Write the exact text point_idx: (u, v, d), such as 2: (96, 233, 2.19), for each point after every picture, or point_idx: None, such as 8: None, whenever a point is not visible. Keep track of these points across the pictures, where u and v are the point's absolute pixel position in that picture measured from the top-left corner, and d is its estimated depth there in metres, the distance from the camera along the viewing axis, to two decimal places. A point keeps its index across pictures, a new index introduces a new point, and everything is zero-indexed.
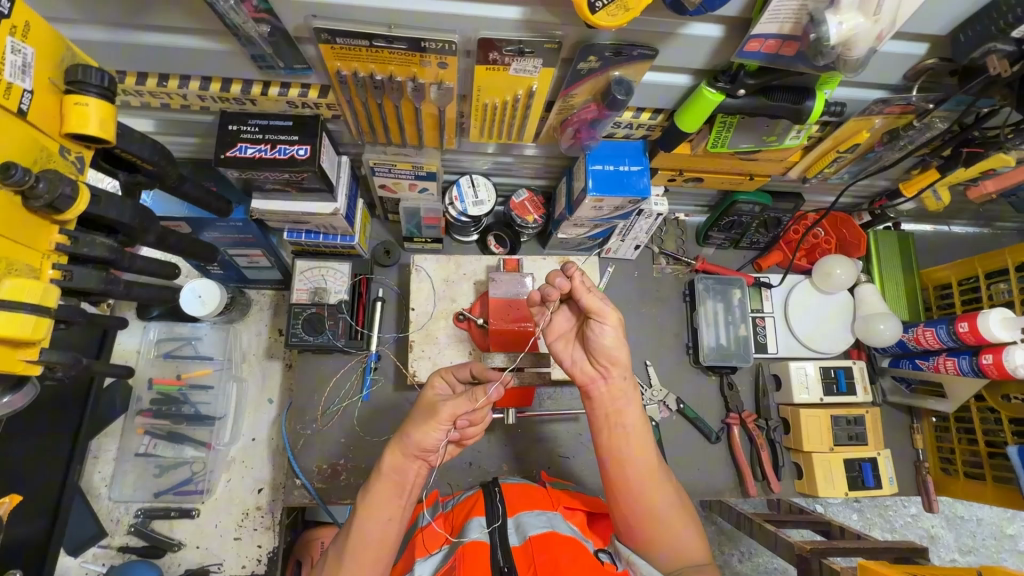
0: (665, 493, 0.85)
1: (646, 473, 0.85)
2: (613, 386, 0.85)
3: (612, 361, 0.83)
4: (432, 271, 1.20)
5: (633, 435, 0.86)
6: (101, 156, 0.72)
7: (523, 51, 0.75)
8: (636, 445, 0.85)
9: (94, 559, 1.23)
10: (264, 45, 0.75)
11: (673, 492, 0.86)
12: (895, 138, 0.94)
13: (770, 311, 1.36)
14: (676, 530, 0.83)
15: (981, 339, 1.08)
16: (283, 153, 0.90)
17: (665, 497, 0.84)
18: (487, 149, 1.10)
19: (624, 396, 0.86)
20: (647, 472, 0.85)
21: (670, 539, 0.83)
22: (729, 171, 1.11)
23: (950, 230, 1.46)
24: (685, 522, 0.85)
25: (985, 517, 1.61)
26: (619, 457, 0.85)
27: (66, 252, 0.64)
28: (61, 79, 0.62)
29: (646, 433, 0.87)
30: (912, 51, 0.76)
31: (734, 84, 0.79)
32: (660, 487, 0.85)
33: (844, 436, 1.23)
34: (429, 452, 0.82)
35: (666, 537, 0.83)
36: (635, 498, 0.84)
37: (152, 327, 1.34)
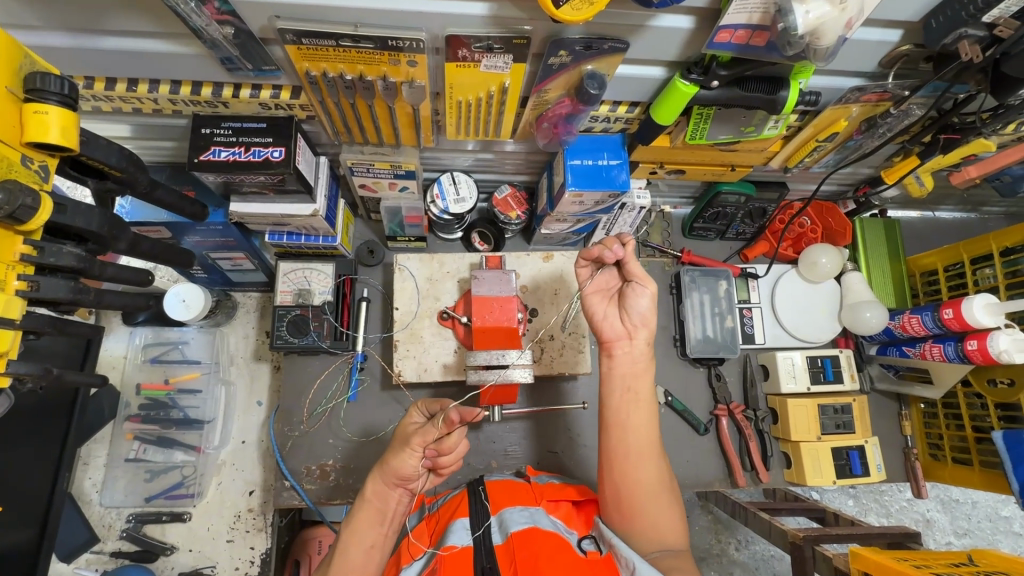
0: (655, 471, 0.86)
1: (644, 446, 0.86)
2: (635, 355, 0.91)
3: (643, 328, 0.90)
4: (416, 270, 1.19)
5: (639, 407, 0.88)
6: (68, 164, 0.71)
7: (493, 48, 0.74)
8: (641, 417, 0.88)
9: (87, 565, 1.24)
10: (231, 47, 0.74)
11: (665, 473, 0.87)
12: (873, 126, 0.94)
13: (757, 302, 1.36)
14: (659, 511, 0.83)
15: (966, 326, 1.07)
16: (257, 155, 0.90)
17: (656, 473, 0.85)
18: (467, 147, 1.09)
19: (644, 365, 0.90)
20: (644, 445, 0.86)
21: (650, 518, 0.83)
22: (711, 162, 1.10)
23: (937, 216, 1.46)
24: (668, 505, 0.85)
25: (979, 500, 1.62)
26: (619, 424, 0.88)
27: (33, 262, 0.63)
28: (19, 87, 0.62)
29: (651, 410, 0.89)
30: (885, 38, 0.75)
31: (707, 76, 0.78)
32: (653, 464, 0.86)
33: (832, 425, 1.23)
34: (408, 480, 0.85)
35: (647, 515, 0.83)
36: (626, 469, 0.85)
37: (139, 332, 1.34)
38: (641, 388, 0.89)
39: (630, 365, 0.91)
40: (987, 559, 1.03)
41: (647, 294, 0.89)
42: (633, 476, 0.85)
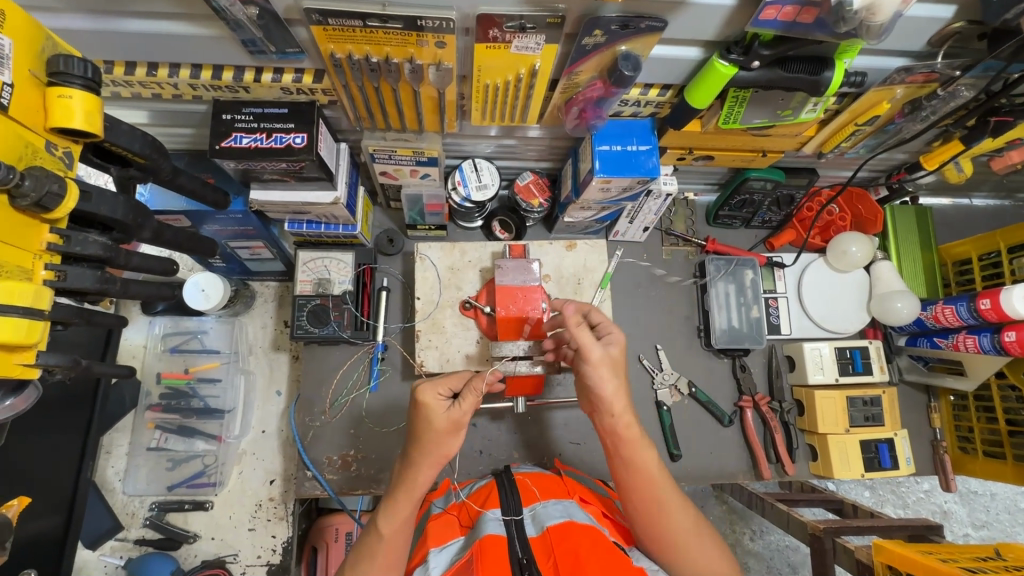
0: (679, 518, 0.82)
1: (653, 503, 0.82)
2: (610, 423, 0.83)
3: (603, 402, 0.82)
4: (437, 259, 1.17)
5: (638, 465, 0.82)
6: (91, 151, 0.70)
7: (525, 27, 0.71)
8: (639, 476, 0.82)
9: (112, 552, 1.24)
10: (254, 29, 0.71)
11: (690, 517, 0.83)
12: (916, 109, 0.91)
13: (782, 292, 1.33)
14: (699, 554, 0.81)
15: (1003, 317, 1.04)
16: (279, 142, 0.87)
17: (682, 518, 0.82)
18: (490, 132, 1.06)
19: (619, 430, 0.82)
20: (654, 502, 0.82)
21: (693, 564, 0.81)
22: (741, 148, 1.06)
23: (970, 203, 1.41)
24: (707, 544, 0.82)
25: (999, 491, 1.59)
26: (626, 481, 0.83)
27: (59, 251, 0.62)
28: (42, 70, 0.60)
29: (648, 463, 0.83)
30: (938, 15, 0.71)
31: (748, 56, 0.75)
32: (674, 514, 0.82)
33: (860, 417, 1.21)
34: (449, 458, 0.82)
35: (689, 561, 0.81)
36: (646, 527, 0.83)
37: (158, 321, 1.33)
38: (629, 451, 0.83)
39: (608, 434, 0.84)
40: (1014, 552, 1.00)
41: (614, 350, 0.82)
42: (659, 534, 0.82)
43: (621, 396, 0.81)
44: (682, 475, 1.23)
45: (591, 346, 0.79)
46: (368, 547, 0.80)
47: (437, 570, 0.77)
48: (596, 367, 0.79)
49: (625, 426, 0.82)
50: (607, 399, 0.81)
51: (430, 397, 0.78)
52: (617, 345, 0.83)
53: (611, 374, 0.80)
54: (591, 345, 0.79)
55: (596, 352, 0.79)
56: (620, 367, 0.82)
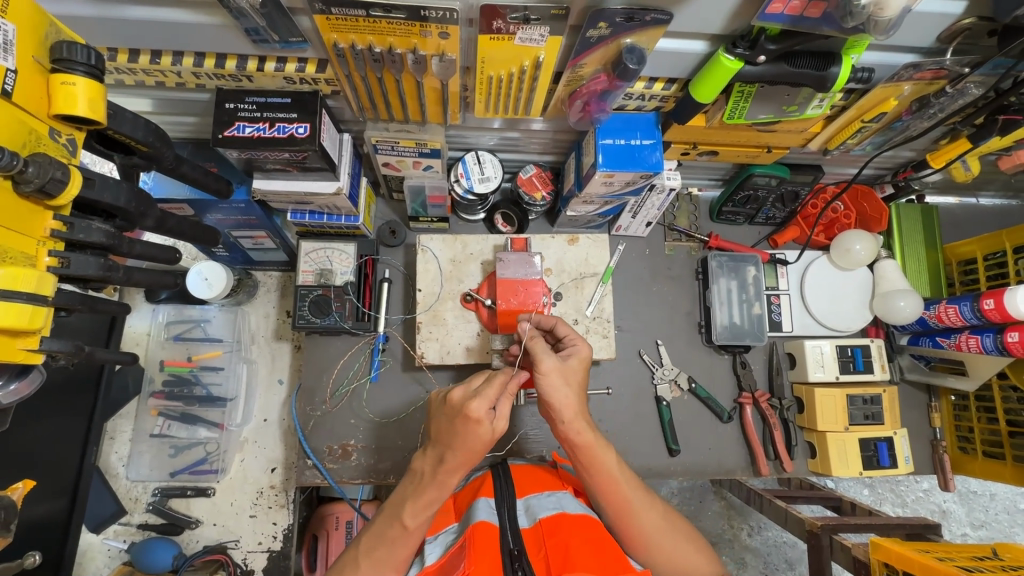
0: (646, 515, 0.83)
1: (618, 504, 0.82)
2: (562, 432, 0.81)
3: (555, 411, 0.80)
4: (439, 251, 1.17)
5: (596, 472, 0.82)
6: (94, 138, 0.70)
7: (530, 19, 0.71)
8: (597, 481, 0.82)
9: (115, 536, 1.26)
10: (258, 17, 0.71)
11: (656, 513, 0.84)
12: (924, 106, 0.90)
13: (785, 289, 1.33)
14: (673, 547, 0.83)
15: (1007, 317, 1.03)
16: (282, 131, 0.87)
17: (649, 516, 0.83)
18: (493, 125, 1.06)
19: (573, 439, 0.81)
20: (619, 503, 0.82)
21: (667, 558, 0.83)
22: (746, 143, 1.05)
23: (977, 202, 1.40)
24: (678, 538, 0.84)
25: (998, 492, 1.58)
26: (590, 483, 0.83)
27: (62, 238, 0.62)
28: (45, 57, 0.60)
29: (607, 468, 0.82)
30: (948, 10, 0.70)
31: (754, 51, 0.74)
32: (640, 512, 0.83)
33: (860, 415, 1.21)
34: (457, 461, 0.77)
35: (662, 555, 0.83)
36: (617, 526, 0.84)
37: (161, 309, 1.34)
38: (586, 459, 0.82)
39: (563, 444, 0.82)
40: (1011, 553, 1.00)
41: (570, 362, 0.84)
42: (629, 532, 0.83)
43: (573, 404, 0.80)
44: (679, 469, 1.24)
45: (544, 355, 0.80)
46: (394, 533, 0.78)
47: (433, 557, 0.79)
48: (546, 376, 0.79)
49: (578, 433, 0.80)
50: (558, 408, 0.79)
51: (478, 410, 0.71)
52: (577, 358, 0.85)
53: (563, 382, 0.81)
54: (541, 354, 0.80)
55: (550, 361, 0.80)
56: (573, 376, 0.82)
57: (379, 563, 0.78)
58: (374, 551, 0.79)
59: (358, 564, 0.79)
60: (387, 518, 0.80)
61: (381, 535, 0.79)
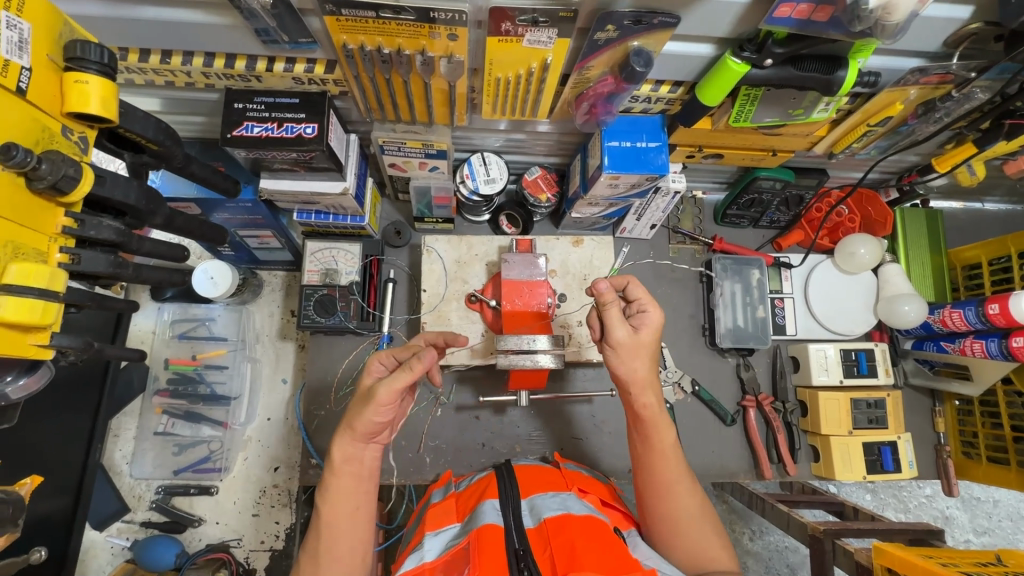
0: (684, 500, 0.85)
1: (657, 483, 0.86)
2: (629, 402, 0.89)
3: (623, 381, 0.88)
4: (444, 252, 1.18)
5: (653, 444, 0.88)
6: (105, 136, 0.70)
7: (538, 21, 0.71)
8: (648, 453, 0.88)
9: (118, 534, 1.26)
10: (269, 18, 0.72)
11: (695, 501, 0.85)
12: (930, 110, 0.90)
13: (789, 292, 1.33)
14: (699, 536, 0.83)
15: (1012, 322, 1.03)
16: (290, 131, 0.88)
17: (684, 502, 0.84)
18: (499, 126, 1.06)
19: (638, 412, 0.88)
20: (661, 480, 0.86)
21: (689, 549, 0.83)
22: (751, 146, 1.06)
23: (982, 208, 1.40)
24: (707, 531, 0.84)
25: (1002, 498, 1.58)
26: (642, 454, 0.89)
27: (74, 235, 0.63)
28: (59, 55, 0.60)
29: (660, 444, 0.87)
30: (954, 15, 0.71)
31: (761, 54, 0.74)
32: (679, 494, 0.85)
33: (864, 419, 1.21)
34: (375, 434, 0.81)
35: (683, 543, 0.83)
36: (652, 505, 0.86)
37: (167, 308, 1.35)
38: (643, 431, 0.89)
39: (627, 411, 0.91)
40: (1015, 559, 0.99)
41: (642, 333, 0.87)
42: (656, 512, 0.85)
43: (640, 375, 0.87)
44: None
45: (617, 326, 0.85)
46: (355, 517, 0.81)
47: (432, 553, 0.78)
48: (618, 348, 0.86)
49: (643, 406, 0.87)
50: (628, 379, 0.87)
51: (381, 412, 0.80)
52: (649, 329, 0.87)
53: (633, 357, 0.87)
54: (614, 327, 0.85)
55: (620, 333, 0.85)
56: (645, 350, 0.87)
57: (345, 551, 0.79)
58: (327, 551, 0.78)
59: (319, 566, 0.78)
60: (334, 517, 0.80)
61: (336, 530, 0.79)
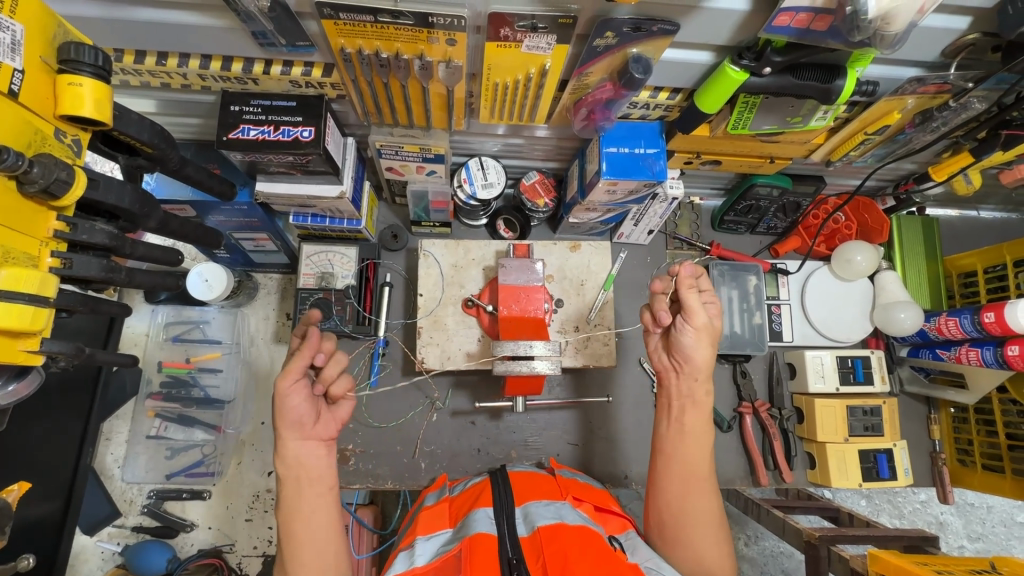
0: (707, 500, 0.85)
1: (692, 474, 0.86)
2: (687, 388, 0.89)
3: (691, 365, 0.88)
4: (441, 256, 1.17)
5: (696, 438, 0.88)
6: (99, 139, 0.69)
7: (537, 27, 0.71)
8: (687, 445, 0.88)
9: (109, 538, 1.25)
10: (266, 21, 0.71)
11: (717, 505, 0.86)
12: (928, 119, 0.90)
13: (786, 299, 1.33)
14: (704, 540, 0.82)
15: (1007, 330, 1.03)
16: (287, 134, 0.87)
17: (706, 505, 0.84)
18: (497, 131, 1.06)
19: (695, 398, 0.89)
20: (693, 475, 0.86)
21: (696, 550, 0.82)
22: (749, 153, 1.06)
23: (977, 215, 1.41)
24: (721, 535, 0.84)
25: (995, 504, 1.58)
26: (677, 441, 0.89)
27: (65, 239, 0.62)
28: (53, 57, 0.60)
29: (702, 440, 0.88)
30: (953, 26, 0.71)
31: (760, 62, 0.74)
32: (703, 494, 0.85)
33: (860, 427, 1.21)
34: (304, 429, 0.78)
35: (690, 542, 0.82)
36: (670, 499, 0.85)
37: (160, 310, 1.34)
38: (688, 420, 0.89)
39: (679, 397, 0.90)
40: (1009, 566, 0.99)
41: (715, 322, 0.88)
42: (676, 504, 0.85)
43: (708, 363, 0.88)
44: None
45: (698, 309, 0.85)
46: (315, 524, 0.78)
47: (422, 558, 0.77)
48: (696, 331, 0.86)
49: (704, 395, 0.89)
50: (695, 364, 0.87)
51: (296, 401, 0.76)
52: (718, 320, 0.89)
53: (705, 342, 0.87)
54: (697, 309, 0.85)
55: (702, 317, 0.85)
56: (715, 337, 0.88)
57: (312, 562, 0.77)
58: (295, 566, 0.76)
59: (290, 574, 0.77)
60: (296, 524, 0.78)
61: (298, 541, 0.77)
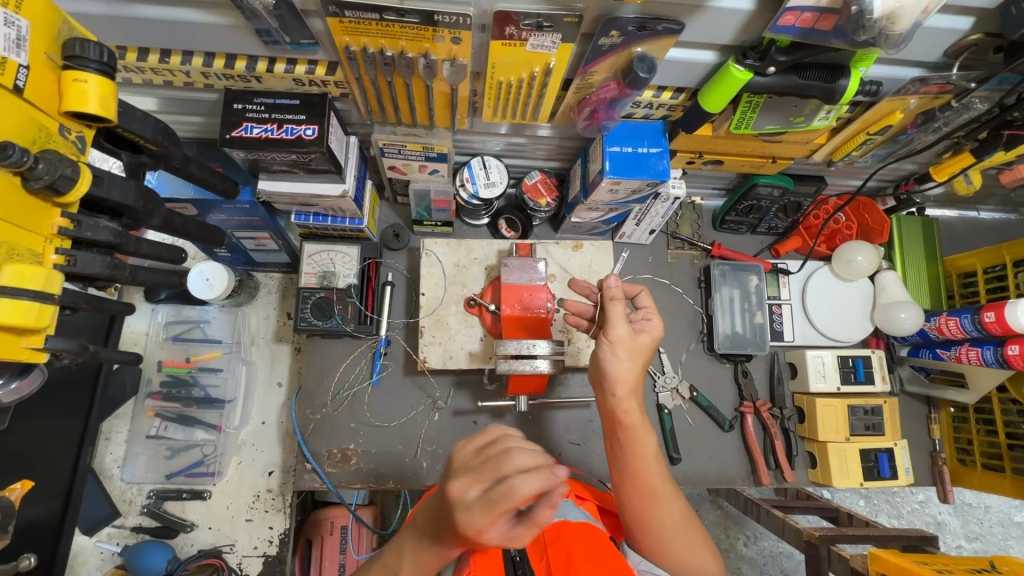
0: (669, 508, 0.80)
1: (644, 491, 0.80)
2: (611, 405, 0.83)
3: (610, 380, 0.83)
4: (443, 255, 1.17)
5: (635, 452, 0.81)
6: (103, 136, 0.69)
7: (543, 26, 0.71)
8: (632, 461, 0.81)
9: (108, 539, 1.24)
10: (271, 19, 0.71)
11: (680, 509, 0.81)
12: (929, 120, 0.91)
13: (787, 298, 1.33)
14: (682, 548, 0.80)
15: (1007, 330, 1.03)
16: (290, 133, 0.87)
17: (671, 513, 0.80)
18: (500, 130, 1.06)
19: (619, 416, 0.82)
20: (646, 489, 0.80)
21: (682, 557, 0.80)
22: (751, 153, 1.06)
23: (977, 216, 1.42)
24: (696, 538, 0.81)
25: (993, 504, 1.59)
26: (624, 460, 0.82)
27: (70, 236, 0.62)
28: (58, 53, 0.59)
29: (644, 451, 0.81)
30: (956, 26, 0.71)
31: (764, 62, 0.74)
32: (664, 503, 0.80)
33: (861, 426, 1.21)
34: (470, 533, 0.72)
35: (674, 552, 0.80)
36: (634, 519, 0.81)
37: (161, 309, 1.33)
38: (625, 437, 0.82)
39: (608, 415, 0.85)
40: (1009, 565, 1.00)
41: (641, 339, 0.86)
42: (642, 523, 0.80)
43: (630, 378, 0.83)
44: (681, 478, 1.23)
45: (618, 323, 0.84)
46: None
47: (444, 571, 0.78)
48: (614, 343, 0.84)
49: (627, 411, 0.82)
50: (613, 378, 0.83)
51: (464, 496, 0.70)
52: (647, 335, 0.87)
53: (626, 357, 0.84)
54: (616, 322, 0.84)
55: (620, 330, 0.84)
56: (640, 353, 0.85)
57: None
58: None
59: None
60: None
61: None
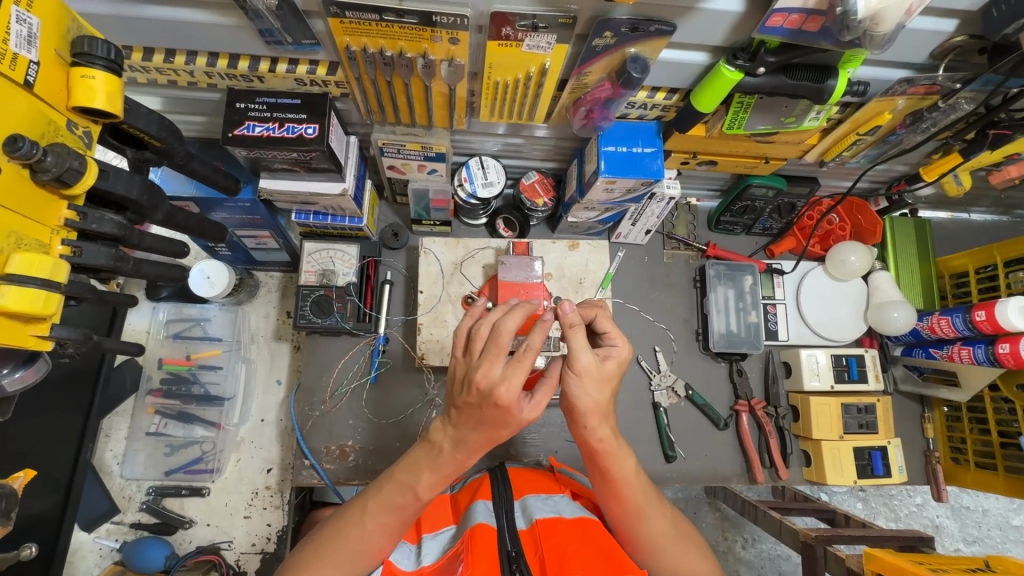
0: (654, 521, 0.80)
1: (627, 509, 0.80)
2: (583, 436, 0.76)
3: (580, 412, 0.74)
4: (441, 254, 1.19)
5: (612, 477, 0.79)
6: (108, 131, 0.71)
7: (538, 26, 0.73)
8: (610, 486, 0.79)
9: (107, 535, 1.25)
10: (273, 19, 0.73)
11: (665, 517, 0.82)
12: (918, 120, 0.93)
13: (781, 299, 1.35)
14: (671, 555, 0.80)
15: (998, 328, 1.05)
16: (291, 131, 0.89)
17: (658, 524, 0.80)
18: (497, 130, 1.08)
19: (592, 446, 0.76)
20: (629, 507, 0.80)
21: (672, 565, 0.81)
22: (744, 153, 1.08)
23: (969, 218, 1.43)
24: (685, 546, 0.81)
25: (990, 507, 1.60)
26: (604, 485, 0.79)
27: (75, 228, 0.63)
28: (67, 50, 0.61)
29: (623, 474, 0.78)
30: (940, 28, 0.73)
31: (754, 62, 0.76)
32: (649, 516, 0.80)
33: (855, 424, 1.22)
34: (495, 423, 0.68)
35: (663, 562, 0.81)
36: (620, 530, 0.82)
37: (162, 307, 1.35)
38: (603, 464, 0.78)
39: (582, 445, 0.78)
40: (1003, 565, 1.00)
41: (608, 365, 0.74)
42: (630, 535, 0.81)
43: (601, 408, 0.74)
44: (677, 476, 1.24)
45: (581, 352, 0.70)
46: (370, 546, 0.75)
47: (429, 556, 0.78)
48: (581, 378, 0.71)
49: (599, 440, 0.76)
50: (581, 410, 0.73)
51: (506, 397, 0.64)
52: (614, 360, 0.75)
53: (595, 387, 0.72)
54: (579, 352, 0.70)
55: (585, 359, 0.70)
56: (610, 381, 0.73)
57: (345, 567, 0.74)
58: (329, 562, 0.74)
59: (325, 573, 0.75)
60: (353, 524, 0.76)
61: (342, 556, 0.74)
